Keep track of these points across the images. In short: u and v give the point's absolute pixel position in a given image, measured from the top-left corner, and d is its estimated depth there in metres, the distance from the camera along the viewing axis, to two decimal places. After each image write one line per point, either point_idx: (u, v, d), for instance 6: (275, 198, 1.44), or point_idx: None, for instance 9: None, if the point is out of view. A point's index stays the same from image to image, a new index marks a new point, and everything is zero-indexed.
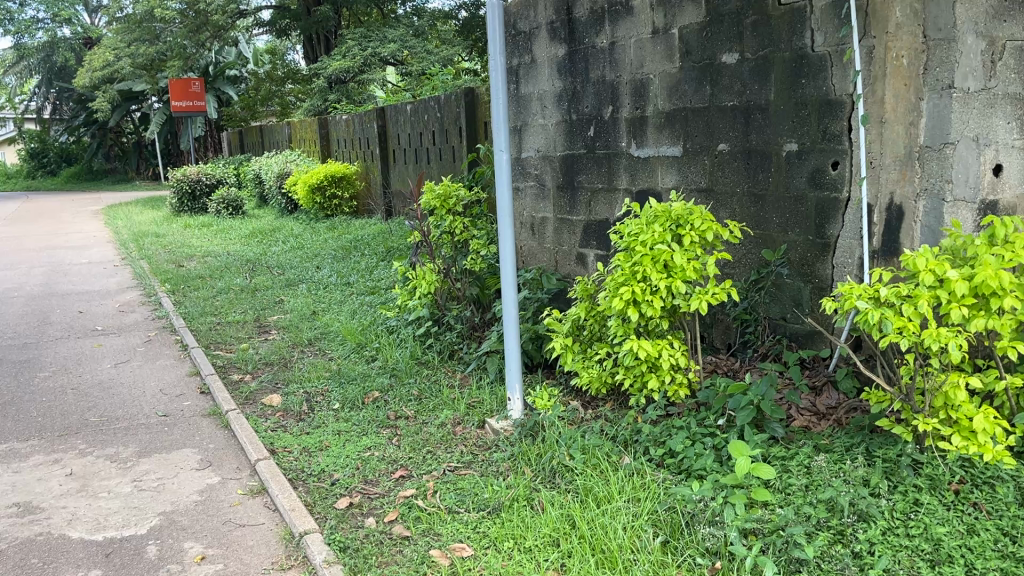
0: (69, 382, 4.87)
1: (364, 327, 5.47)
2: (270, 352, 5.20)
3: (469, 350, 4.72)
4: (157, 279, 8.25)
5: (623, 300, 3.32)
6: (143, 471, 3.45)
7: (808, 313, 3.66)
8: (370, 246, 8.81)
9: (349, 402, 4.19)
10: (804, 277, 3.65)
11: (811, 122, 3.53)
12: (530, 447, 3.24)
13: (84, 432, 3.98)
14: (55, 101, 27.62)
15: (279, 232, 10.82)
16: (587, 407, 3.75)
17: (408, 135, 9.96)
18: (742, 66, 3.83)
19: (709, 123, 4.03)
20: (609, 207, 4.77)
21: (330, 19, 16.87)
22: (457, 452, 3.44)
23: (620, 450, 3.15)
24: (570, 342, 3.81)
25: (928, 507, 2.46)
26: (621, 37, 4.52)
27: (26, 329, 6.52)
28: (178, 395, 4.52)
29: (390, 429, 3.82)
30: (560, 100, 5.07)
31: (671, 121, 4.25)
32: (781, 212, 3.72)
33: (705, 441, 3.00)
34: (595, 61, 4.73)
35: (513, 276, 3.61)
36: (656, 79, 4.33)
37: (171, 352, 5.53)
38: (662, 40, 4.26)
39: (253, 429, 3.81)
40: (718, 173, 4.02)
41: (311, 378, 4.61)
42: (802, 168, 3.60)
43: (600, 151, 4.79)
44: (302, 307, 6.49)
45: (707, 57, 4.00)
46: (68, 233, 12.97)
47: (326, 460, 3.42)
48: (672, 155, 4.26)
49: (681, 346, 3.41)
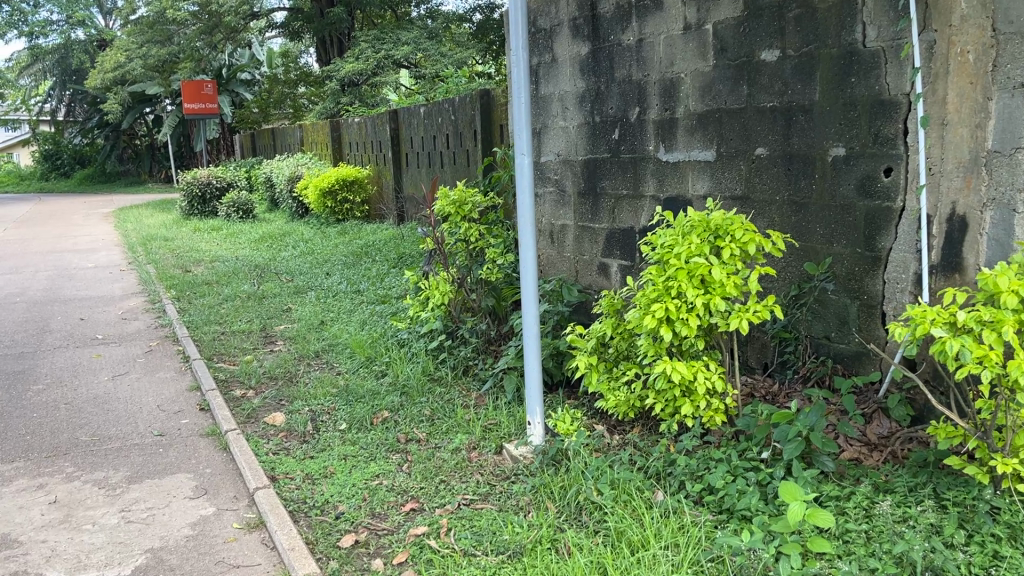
0: (62, 397, 4.61)
1: (374, 339, 5.19)
2: (275, 365, 4.94)
3: (484, 366, 4.42)
4: (162, 284, 8.00)
5: (655, 318, 3.04)
6: (132, 500, 3.18)
7: (856, 332, 3.37)
8: (381, 252, 8.55)
9: (356, 422, 3.91)
10: (852, 293, 3.35)
11: (860, 124, 3.24)
12: (553, 479, 2.97)
13: (73, 453, 3.72)
14: (69, 103, 27.51)
15: (290, 237, 10.58)
16: (613, 432, 3.47)
17: (422, 138, 9.71)
18: (783, 64, 3.54)
19: (746, 126, 3.74)
20: (634, 214, 4.50)
21: (344, 20, 16.66)
22: (471, 482, 3.16)
23: (653, 484, 2.87)
24: (595, 361, 3.52)
25: (1011, 561, 2.17)
26: (650, 34, 4.23)
27: (23, 337, 6.28)
28: (176, 413, 4.26)
29: (400, 453, 3.54)
30: (582, 101, 4.79)
31: (704, 123, 3.97)
32: (825, 222, 3.43)
33: (748, 477, 2.72)
34: (621, 59, 4.45)
35: (534, 289, 3.32)
36: (687, 78, 4.05)
37: (171, 364, 5.28)
38: (694, 37, 3.97)
39: (253, 453, 3.54)
40: (755, 178, 3.73)
41: (316, 396, 4.34)
42: (851, 175, 3.31)
43: (626, 155, 4.50)
44: (310, 316, 6.22)
45: (744, 54, 3.72)
46: (76, 236, 12.75)
47: (331, 490, 3.14)
48: (705, 159, 3.98)
49: (718, 369, 3.12)
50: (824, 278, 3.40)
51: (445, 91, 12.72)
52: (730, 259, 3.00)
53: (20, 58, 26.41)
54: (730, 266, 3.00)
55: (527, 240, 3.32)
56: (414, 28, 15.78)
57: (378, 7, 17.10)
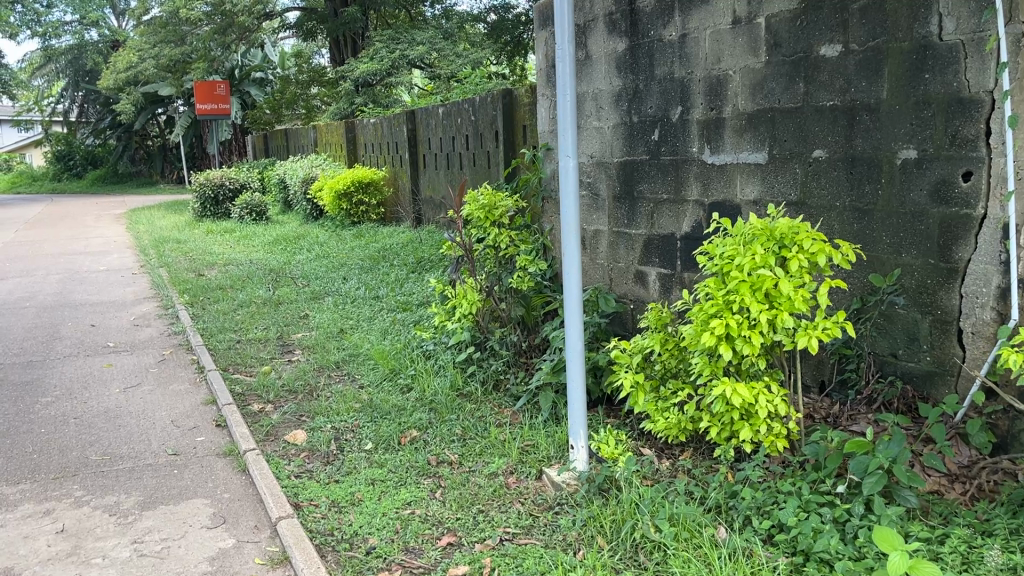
0: (72, 411, 4.38)
1: (398, 350, 4.94)
2: (294, 377, 4.70)
3: (516, 381, 4.17)
4: (175, 289, 7.79)
5: (714, 335, 2.79)
6: (146, 530, 2.95)
7: (927, 350, 3.11)
8: (399, 256, 8.32)
9: (383, 442, 3.67)
10: (922, 308, 3.09)
11: (934, 125, 2.99)
12: (603, 510, 2.73)
13: (82, 475, 3.48)
14: (82, 103, 27.38)
15: (304, 239, 10.36)
16: (661, 457, 3.23)
17: (440, 138, 9.47)
18: (846, 59, 3.27)
19: (804, 126, 3.48)
20: (675, 219, 4.24)
21: (359, 20, 16.41)
22: (512, 513, 2.91)
23: (714, 518, 2.64)
24: (641, 380, 3.27)
25: None
26: (694, 29, 3.98)
27: (32, 344, 6.06)
28: (191, 429, 4.02)
29: (432, 478, 3.29)
30: (618, 101, 4.53)
31: (754, 123, 3.72)
32: (892, 230, 3.18)
33: (822, 514, 2.47)
34: (662, 56, 4.19)
35: (578, 302, 3.07)
36: (735, 75, 3.79)
37: (185, 375, 5.05)
38: (744, 32, 3.71)
39: (273, 477, 3.30)
40: (812, 183, 3.47)
41: (339, 412, 4.10)
42: (923, 180, 3.05)
43: (666, 157, 4.25)
44: (329, 324, 5.98)
45: (801, 49, 3.45)
46: (88, 238, 12.56)
47: (360, 520, 2.90)
48: (755, 162, 3.73)
49: (780, 391, 2.87)
50: (891, 292, 3.14)
51: (461, 92, 12.48)
52: (797, 272, 2.74)
53: (34, 58, 26.41)
54: (798, 279, 2.74)
55: (572, 250, 3.07)
56: (429, 28, 15.60)
57: (392, 6, 16.89)
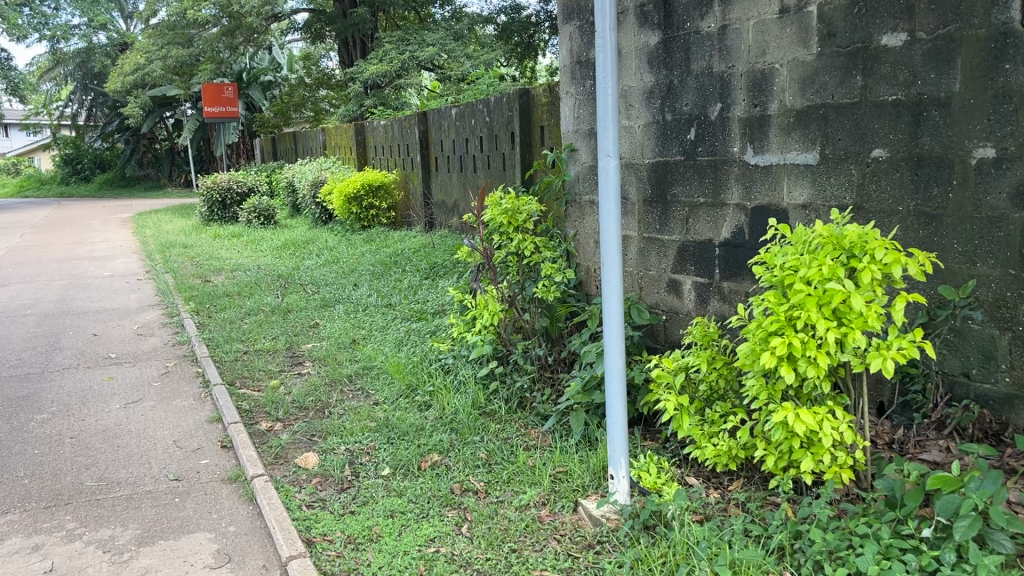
0: (68, 430, 4.11)
1: (414, 363, 4.65)
2: (305, 393, 4.42)
3: (543, 399, 3.88)
4: (181, 296, 7.53)
5: (774, 356, 2.50)
6: (142, 571, 2.68)
7: (1005, 370, 2.82)
8: (412, 262, 8.04)
9: (401, 467, 3.38)
10: (1000, 324, 2.81)
11: (1016, 120, 2.71)
12: (651, 552, 2.48)
13: (75, 504, 3.21)
14: (89, 107, 27.16)
15: (313, 244, 10.09)
16: (709, 488, 2.94)
17: (452, 140, 9.20)
18: (912, 50, 2.98)
19: (861, 123, 3.19)
20: (713, 225, 3.95)
21: (368, 21, 16.09)
22: (548, 553, 2.64)
23: (777, 564, 2.37)
24: (686, 402, 2.98)
25: None
26: (735, 20, 3.69)
27: (31, 356, 5.79)
28: (194, 451, 3.74)
29: (457, 510, 3.00)
30: (650, 97, 4.23)
31: (804, 121, 3.42)
32: (964, 236, 2.89)
33: (906, 562, 2.18)
34: (699, 50, 3.91)
35: (618, 316, 2.78)
36: (782, 69, 3.49)
37: (189, 390, 4.76)
38: (793, 21, 3.42)
39: (283, 508, 3.02)
40: (870, 185, 3.18)
41: (353, 432, 3.82)
42: (1002, 181, 2.77)
43: (703, 158, 3.96)
44: (340, 334, 5.70)
45: (858, 39, 3.16)
46: (93, 243, 12.32)
47: (379, 561, 2.63)
48: (805, 163, 3.43)
49: (845, 417, 2.58)
50: (964, 305, 2.84)
51: (473, 94, 12.21)
52: (869, 285, 2.44)
53: (42, 62, 26.39)
54: (870, 293, 2.44)
55: (612, 259, 2.78)
56: (439, 29, 15.34)
57: (401, 7, 16.64)
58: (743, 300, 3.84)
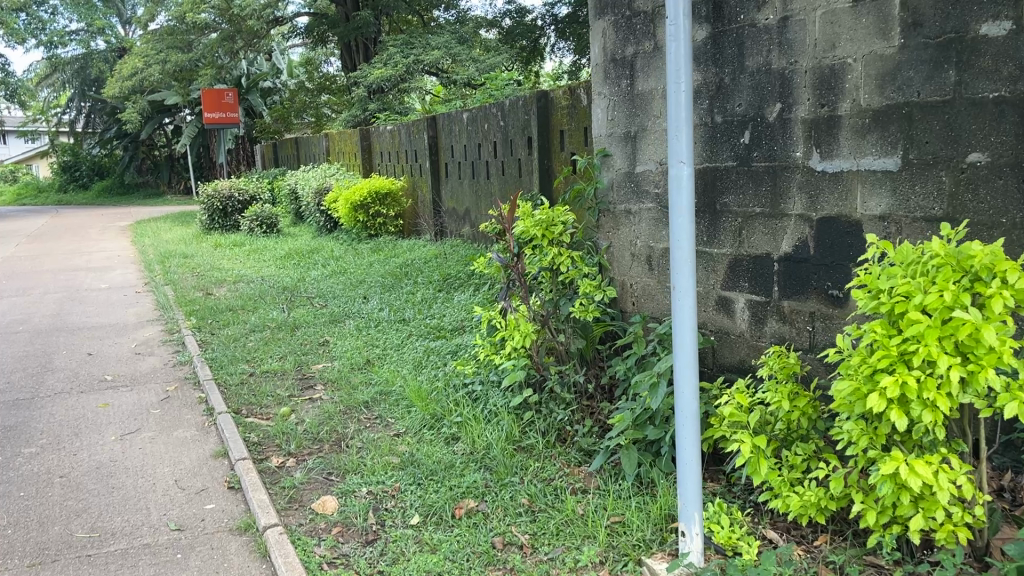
0: (58, 467, 3.72)
1: (437, 388, 4.27)
2: (318, 423, 4.03)
3: (585, 433, 3.50)
4: (181, 310, 7.15)
5: (884, 398, 2.13)
6: None
7: None
8: (424, 272, 7.66)
9: (432, 515, 3.01)
10: None
11: None
12: None
13: (64, 561, 2.83)
14: (87, 114, 26.78)
15: (317, 254, 9.69)
16: (793, 544, 2.57)
17: (464, 146, 8.83)
18: (1019, 40, 2.63)
19: (954, 124, 2.82)
20: (771, 237, 3.56)
21: (371, 24, 15.69)
22: None
23: None
24: (763, 444, 2.60)
25: None
26: (799, 10, 3.31)
27: (21, 378, 5.39)
28: (198, 494, 3.36)
29: (500, 571, 2.63)
30: (697, 97, 3.84)
31: (882, 122, 3.04)
32: None
33: None
34: (755, 45, 3.51)
35: (691, 347, 2.41)
36: (856, 63, 3.11)
37: (191, 419, 4.37)
38: (870, 9, 3.03)
39: (301, 570, 2.65)
40: (966, 194, 2.81)
41: (375, 470, 3.43)
42: None
43: (759, 163, 3.56)
44: (353, 353, 5.31)
45: (951, 28, 2.79)
46: (90, 252, 11.93)
47: None
48: (884, 170, 3.04)
49: (964, 467, 2.20)
50: None
51: (482, 99, 11.81)
52: (1000, 314, 2.06)
53: (40, 69, 26.10)
54: (1001, 324, 2.06)
55: (685, 283, 2.41)
56: (444, 32, 14.91)
57: (405, 10, 16.26)
58: (807, 322, 3.43)
